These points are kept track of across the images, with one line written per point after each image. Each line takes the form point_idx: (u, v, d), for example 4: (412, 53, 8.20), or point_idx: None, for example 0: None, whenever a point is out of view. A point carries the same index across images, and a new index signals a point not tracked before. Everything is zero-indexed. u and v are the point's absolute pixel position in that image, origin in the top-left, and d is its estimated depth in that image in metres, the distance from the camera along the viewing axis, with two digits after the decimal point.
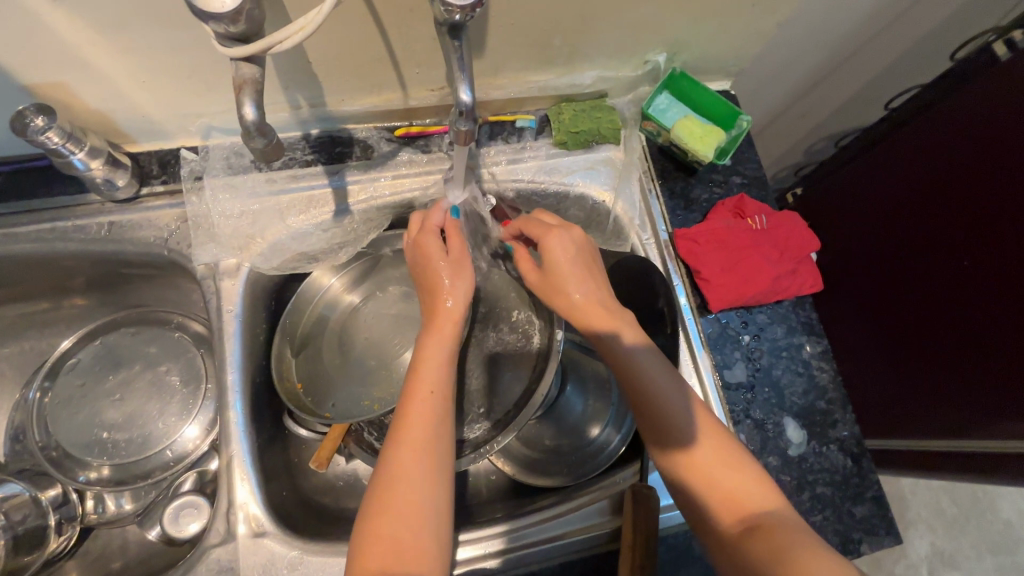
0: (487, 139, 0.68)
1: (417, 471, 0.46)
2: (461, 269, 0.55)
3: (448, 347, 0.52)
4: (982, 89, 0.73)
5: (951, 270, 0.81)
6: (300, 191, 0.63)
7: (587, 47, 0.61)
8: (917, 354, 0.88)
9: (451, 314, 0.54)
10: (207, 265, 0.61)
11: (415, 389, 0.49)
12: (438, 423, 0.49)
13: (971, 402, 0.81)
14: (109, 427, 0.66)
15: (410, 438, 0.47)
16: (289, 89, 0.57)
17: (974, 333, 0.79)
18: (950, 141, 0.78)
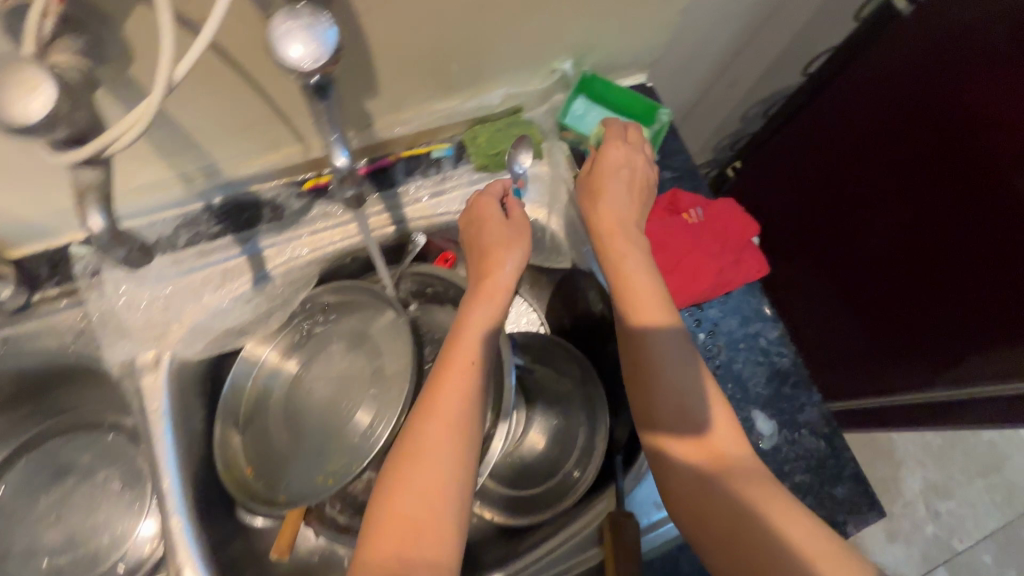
0: (405, 175, 0.64)
1: (441, 443, 0.44)
2: (517, 238, 0.55)
3: (492, 315, 0.51)
4: (891, 41, 0.75)
5: (898, 218, 0.80)
6: (211, 266, 0.59)
7: (488, 67, 0.58)
8: (880, 308, 0.87)
9: (497, 280, 0.52)
10: (123, 363, 0.56)
11: (454, 353, 0.48)
12: (474, 396, 0.46)
13: (942, 345, 0.80)
14: (52, 551, 0.61)
15: (441, 405, 0.45)
16: (174, 164, 0.52)
17: (930, 276, 0.78)
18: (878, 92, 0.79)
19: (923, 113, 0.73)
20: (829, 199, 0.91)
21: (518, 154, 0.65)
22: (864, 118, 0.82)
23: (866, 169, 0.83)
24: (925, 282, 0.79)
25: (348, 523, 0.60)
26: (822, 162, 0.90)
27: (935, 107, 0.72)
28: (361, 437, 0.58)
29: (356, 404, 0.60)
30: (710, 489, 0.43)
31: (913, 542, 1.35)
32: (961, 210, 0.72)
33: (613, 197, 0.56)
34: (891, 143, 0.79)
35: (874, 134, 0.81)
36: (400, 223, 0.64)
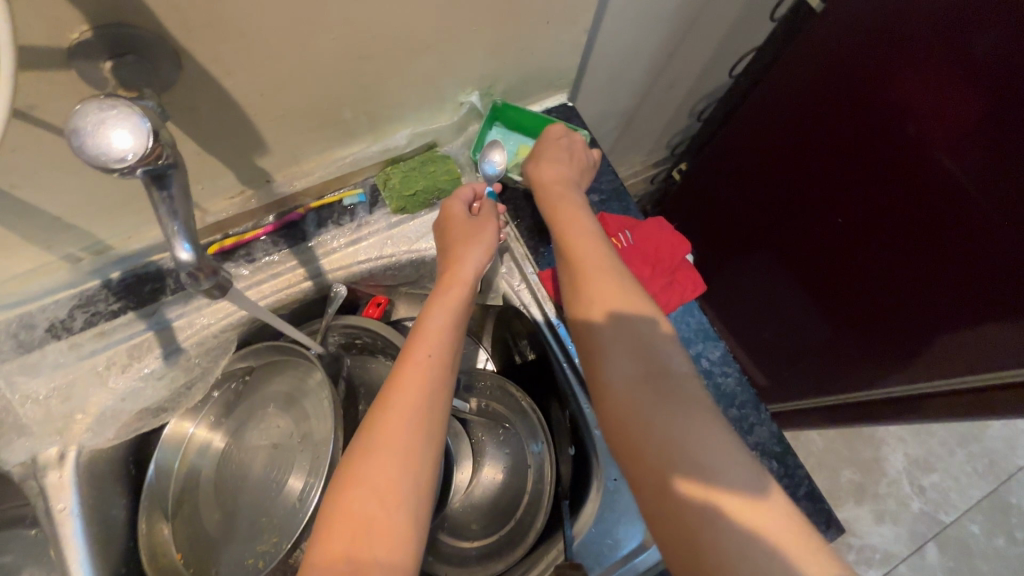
0: (316, 227, 0.60)
1: (400, 434, 0.42)
2: (479, 236, 0.56)
3: (453, 313, 0.51)
4: (811, 37, 0.74)
5: (843, 209, 0.79)
6: (115, 346, 0.55)
7: (387, 109, 0.55)
8: (837, 300, 0.85)
9: (457, 280, 0.53)
10: (24, 463, 0.52)
11: (414, 349, 0.47)
12: (434, 389, 0.46)
13: (900, 332, 0.78)
14: None
15: (397, 399, 0.44)
16: (52, 247, 0.49)
17: (881, 264, 0.76)
18: (808, 84, 0.78)
19: (855, 99, 0.72)
20: (776, 196, 0.89)
21: (493, 152, 0.63)
22: (798, 112, 0.81)
23: (807, 162, 0.82)
24: (877, 270, 0.77)
25: None
26: (766, 159, 0.89)
27: (866, 94, 0.71)
28: (292, 508, 0.55)
29: (287, 470, 0.58)
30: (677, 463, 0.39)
31: (901, 521, 1.35)
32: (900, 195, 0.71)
33: (571, 191, 0.57)
34: (827, 134, 0.78)
35: (810, 127, 0.80)
36: (318, 276, 0.61)
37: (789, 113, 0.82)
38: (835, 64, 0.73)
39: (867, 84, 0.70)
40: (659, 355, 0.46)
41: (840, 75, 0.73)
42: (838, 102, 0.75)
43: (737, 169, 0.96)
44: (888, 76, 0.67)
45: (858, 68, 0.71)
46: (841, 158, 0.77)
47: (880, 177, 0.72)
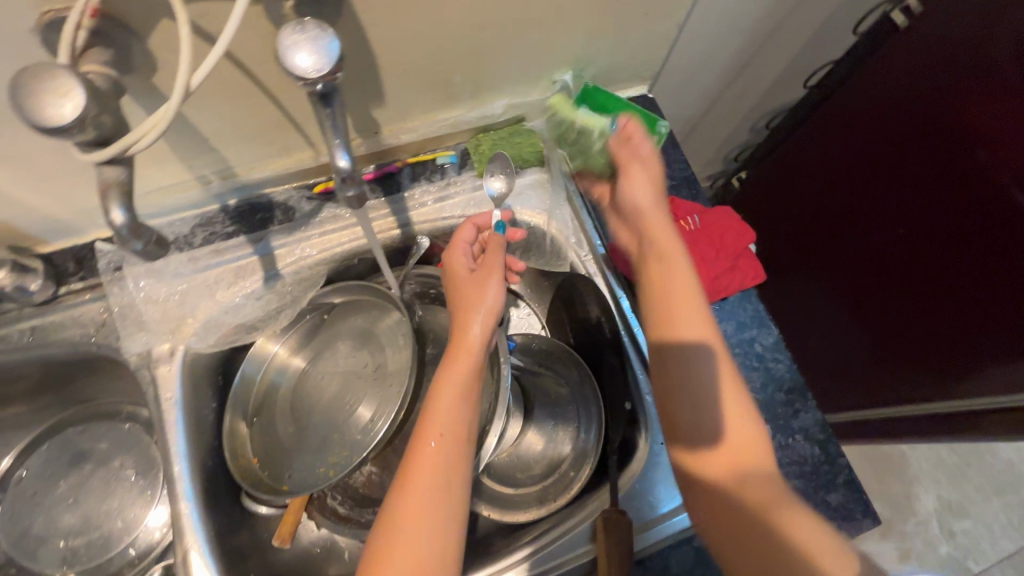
0: (410, 180, 0.66)
1: (419, 523, 0.43)
2: (492, 293, 0.53)
3: (466, 383, 0.49)
4: (896, 51, 0.74)
5: (899, 241, 0.81)
6: (225, 265, 0.62)
7: (490, 79, 0.60)
8: (882, 325, 0.87)
9: (469, 347, 0.51)
10: (140, 354, 0.59)
11: (427, 424, 0.47)
12: (449, 472, 0.46)
13: (929, 371, 0.82)
14: (66, 535, 0.64)
15: (414, 483, 0.45)
16: (193, 166, 0.56)
17: (924, 305, 0.80)
18: (886, 114, 0.79)
19: (928, 145, 0.74)
20: (835, 215, 0.91)
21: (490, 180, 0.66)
22: (872, 139, 0.82)
23: (875, 182, 0.83)
24: (919, 310, 0.81)
25: (348, 514, 0.61)
26: (830, 178, 0.91)
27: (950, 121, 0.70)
28: (362, 429, 0.61)
29: (359, 397, 0.63)
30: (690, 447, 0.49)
31: (927, 562, 1.32)
32: (956, 246, 0.73)
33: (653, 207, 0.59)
34: (896, 168, 0.79)
35: (880, 155, 0.81)
36: (406, 226, 0.66)
37: (862, 139, 0.83)
38: (916, 103, 0.74)
39: (945, 135, 0.71)
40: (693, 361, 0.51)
41: (919, 118, 0.74)
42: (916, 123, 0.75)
43: (800, 176, 0.97)
44: (971, 131, 0.68)
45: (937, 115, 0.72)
46: (905, 198, 0.78)
47: (939, 226, 0.75)
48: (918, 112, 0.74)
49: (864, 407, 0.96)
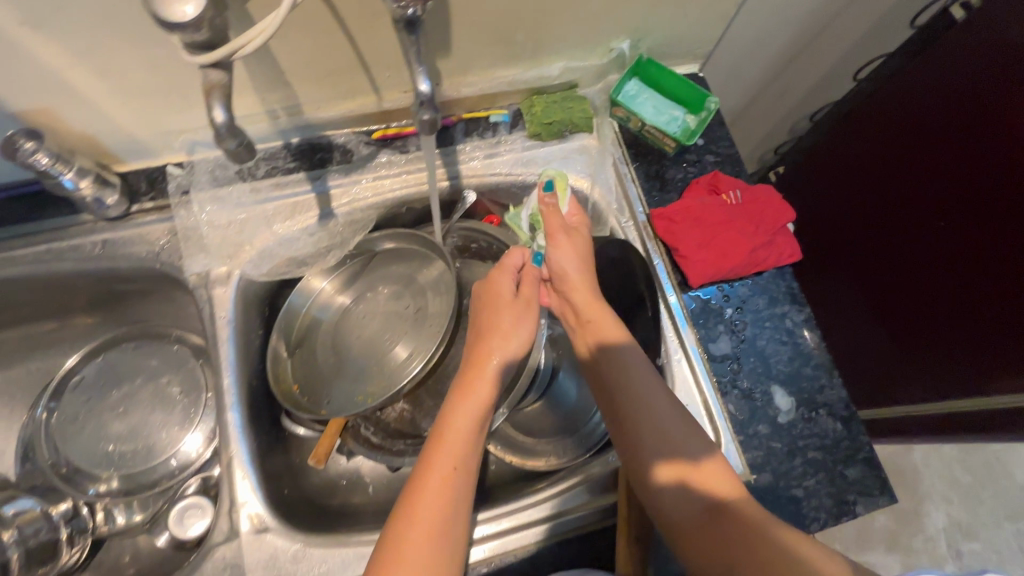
0: (463, 135, 0.69)
1: (429, 548, 0.45)
2: (518, 327, 0.57)
3: (476, 418, 0.52)
4: (944, 52, 0.72)
5: (930, 243, 0.80)
6: (283, 199, 0.65)
7: (551, 40, 0.63)
8: (904, 328, 0.88)
9: (487, 377, 0.54)
10: (198, 275, 0.63)
11: (443, 447, 0.50)
12: (457, 500, 0.48)
13: (949, 378, 0.82)
14: (115, 439, 0.68)
15: (427, 503, 0.47)
16: (265, 100, 0.59)
17: (953, 311, 0.79)
18: (930, 116, 0.76)
19: (975, 154, 0.72)
20: (868, 213, 0.90)
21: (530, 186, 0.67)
22: (913, 138, 0.79)
23: (908, 187, 0.82)
24: (942, 324, 0.81)
25: (380, 443, 0.64)
26: (866, 175, 0.89)
27: (993, 128, 0.69)
28: (399, 365, 0.64)
29: (397, 337, 0.66)
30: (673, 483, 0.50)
31: None
32: (985, 262, 0.74)
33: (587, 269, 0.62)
34: (934, 172, 0.77)
35: (918, 156, 0.79)
36: (455, 179, 0.69)
37: (903, 137, 0.81)
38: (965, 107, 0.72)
39: (993, 146, 0.69)
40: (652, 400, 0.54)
41: (968, 123, 0.72)
42: (958, 127, 0.73)
43: (832, 172, 0.96)
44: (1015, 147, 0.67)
45: (984, 125, 0.70)
46: (943, 206, 0.77)
47: (979, 239, 0.74)
48: (967, 116, 0.72)
49: (879, 406, 0.97)
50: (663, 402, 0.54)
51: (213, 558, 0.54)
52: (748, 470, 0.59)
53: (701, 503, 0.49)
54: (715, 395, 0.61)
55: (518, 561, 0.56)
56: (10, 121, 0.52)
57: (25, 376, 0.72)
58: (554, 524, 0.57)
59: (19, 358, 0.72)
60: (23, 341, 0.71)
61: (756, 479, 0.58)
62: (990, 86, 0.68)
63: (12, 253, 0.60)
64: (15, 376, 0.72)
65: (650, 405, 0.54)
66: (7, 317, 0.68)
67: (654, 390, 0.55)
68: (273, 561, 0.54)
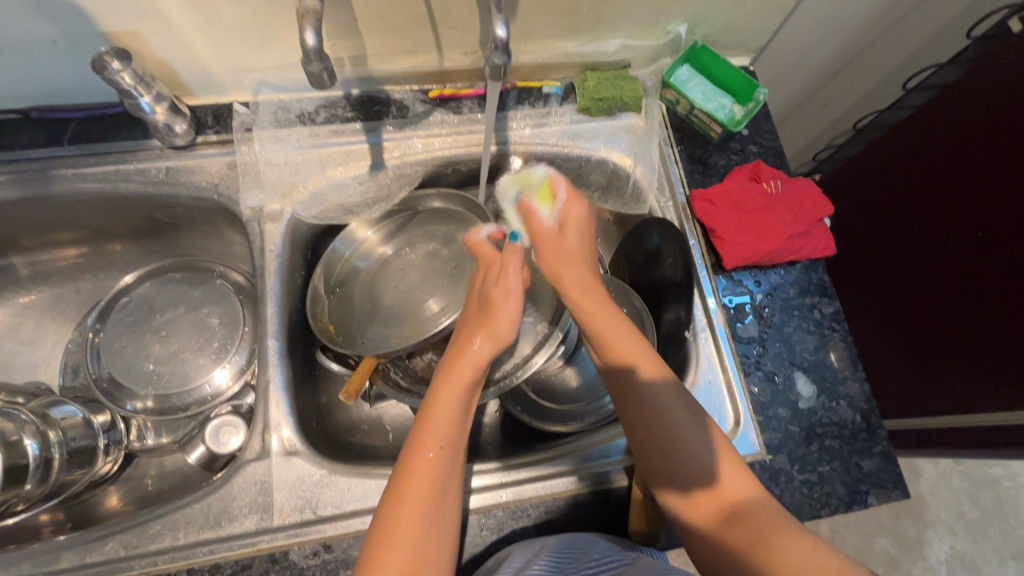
0: (515, 103, 0.71)
1: (416, 531, 0.43)
2: (501, 309, 0.54)
3: (460, 396, 0.50)
4: (999, 64, 0.73)
5: (974, 257, 0.79)
6: (340, 146, 0.68)
7: (612, 17, 0.65)
8: (923, 336, 0.90)
9: (469, 358, 0.52)
10: (253, 209, 0.66)
11: (424, 431, 0.47)
12: (446, 480, 0.46)
13: (966, 388, 0.84)
14: (155, 360, 0.71)
15: (412, 489, 0.44)
16: (335, 47, 0.62)
17: (992, 325, 0.78)
18: (989, 131, 0.75)
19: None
20: (909, 224, 0.90)
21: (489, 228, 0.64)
22: (966, 151, 0.79)
23: (944, 197, 0.83)
24: (963, 334, 0.83)
25: (408, 387, 0.66)
26: (913, 186, 0.88)
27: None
28: (432, 317, 0.66)
29: (432, 291, 0.69)
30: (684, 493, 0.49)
31: None
32: (1005, 273, 0.75)
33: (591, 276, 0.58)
34: (984, 185, 0.77)
35: (971, 168, 0.78)
36: (503, 145, 0.71)
37: (955, 151, 0.80)
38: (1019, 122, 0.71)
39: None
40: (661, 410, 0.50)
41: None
42: (1000, 141, 0.74)
43: (872, 180, 0.96)
44: None
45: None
46: (979, 216, 0.78)
47: (1007, 251, 0.74)
48: (1020, 132, 0.71)
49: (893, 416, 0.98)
50: (682, 413, 0.50)
51: (243, 474, 0.56)
52: (765, 450, 0.60)
53: (712, 518, 0.47)
54: (739, 375, 0.63)
55: (534, 509, 0.58)
56: (101, 41, 0.55)
57: (76, 294, 0.76)
58: (572, 478, 0.59)
59: (71, 276, 0.76)
60: (80, 260, 0.75)
61: (773, 459, 0.59)
62: None
63: (81, 170, 0.64)
64: (65, 292, 0.76)
65: (657, 426, 0.50)
66: (69, 234, 0.71)
67: (675, 407, 0.51)
68: (299, 483, 0.56)
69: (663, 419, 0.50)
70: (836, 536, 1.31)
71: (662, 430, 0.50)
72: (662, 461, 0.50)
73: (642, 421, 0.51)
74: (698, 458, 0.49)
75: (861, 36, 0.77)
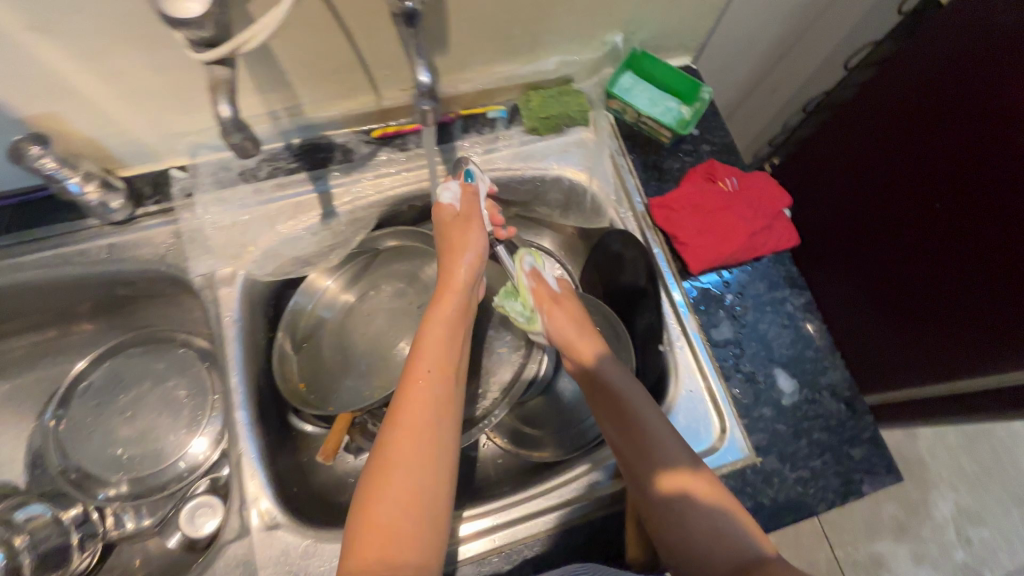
0: (461, 132, 0.70)
1: (413, 453, 0.46)
2: (476, 244, 0.62)
3: (444, 328, 0.56)
4: (950, 32, 0.73)
5: (925, 220, 0.80)
6: (287, 199, 0.66)
7: (546, 35, 0.64)
8: (888, 310, 0.89)
9: (455, 289, 0.59)
10: (204, 276, 0.63)
11: (417, 363, 0.52)
12: (438, 404, 0.49)
13: (935, 360, 0.84)
14: (124, 444, 0.68)
15: (407, 410, 0.48)
16: (267, 100, 0.60)
17: (955, 289, 0.78)
18: (941, 98, 0.75)
19: (968, 127, 0.72)
20: (869, 199, 0.90)
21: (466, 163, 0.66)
22: (917, 119, 0.79)
23: (903, 168, 0.83)
24: (928, 305, 0.83)
25: None
26: (863, 166, 0.90)
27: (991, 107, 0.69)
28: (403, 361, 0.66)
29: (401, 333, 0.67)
30: (660, 453, 0.53)
31: (940, 567, 1.26)
32: (968, 237, 0.75)
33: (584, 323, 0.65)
34: (942, 154, 0.76)
35: (925, 139, 0.78)
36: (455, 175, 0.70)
37: (909, 123, 0.81)
38: (978, 89, 0.71)
39: (980, 114, 0.71)
40: (625, 388, 0.57)
41: (963, 98, 0.72)
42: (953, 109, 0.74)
43: (830, 158, 0.97)
44: (1010, 123, 0.67)
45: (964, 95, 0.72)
46: (937, 184, 0.77)
47: (973, 217, 0.74)
48: (975, 99, 0.71)
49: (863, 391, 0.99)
50: (635, 392, 0.57)
51: (224, 556, 0.54)
52: (755, 452, 0.59)
53: (699, 505, 0.50)
54: (719, 380, 0.62)
55: (534, 547, 0.56)
56: (16, 127, 0.53)
57: (32, 384, 0.73)
58: (569, 508, 0.58)
59: (25, 366, 0.72)
60: (32, 348, 0.72)
61: (763, 462, 0.59)
62: (995, 69, 0.68)
63: (17, 260, 0.61)
64: (21, 384, 0.72)
65: (622, 390, 0.57)
66: (15, 324, 0.68)
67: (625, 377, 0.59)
68: (284, 557, 0.54)
69: (622, 394, 0.57)
70: (843, 510, 1.31)
71: (618, 391, 0.57)
72: (626, 402, 0.56)
73: (614, 398, 0.57)
74: (656, 424, 0.55)
75: (798, 21, 0.77)
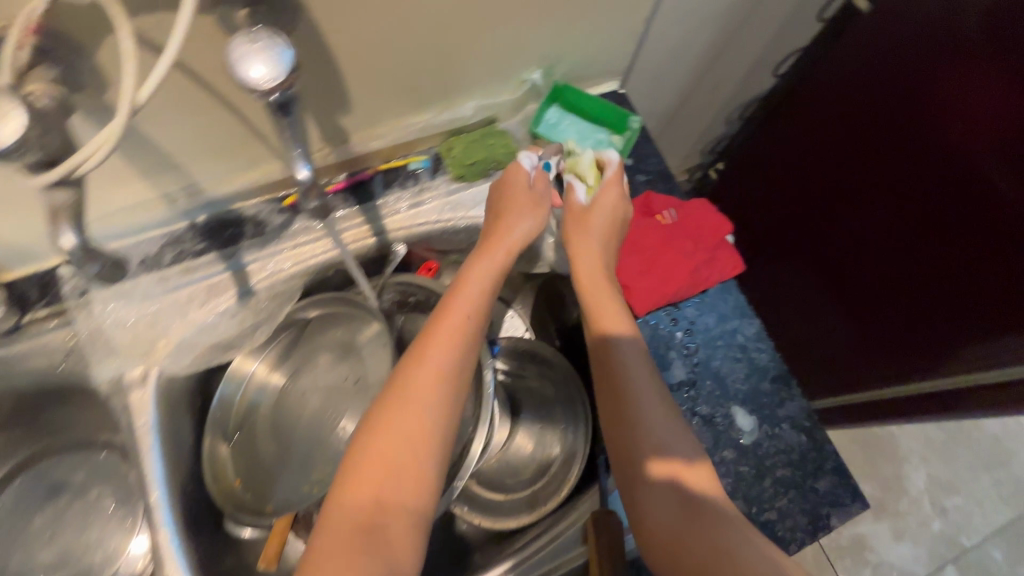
0: (384, 188, 0.65)
1: (426, 399, 0.43)
2: (534, 201, 0.58)
3: (488, 279, 0.52)
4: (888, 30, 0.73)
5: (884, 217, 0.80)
6: (196, 283, 0.60)
7: (458, 82, 0.60)
8: (853, 312, 0.89)
9: (503, 244, 0.54)
10: (111, 380, 0.58)
11: (451, 304, 0.49)
12: (463, 353, 0.47)
13: (902, 359, 0.83)
14: (45, 569, 0.62)
15: (431, 353, 0.46)
16: (156, 184, 0.54)
17: (916, 286, 0.77)
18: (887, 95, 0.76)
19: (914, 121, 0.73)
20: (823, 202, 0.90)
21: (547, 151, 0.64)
22: (866, 119, 0.80)
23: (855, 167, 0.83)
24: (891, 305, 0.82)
25: None
26: (828, 144, 0.87)
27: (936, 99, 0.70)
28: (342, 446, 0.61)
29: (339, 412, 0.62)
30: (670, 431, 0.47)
31: (920, 541, 1.28)
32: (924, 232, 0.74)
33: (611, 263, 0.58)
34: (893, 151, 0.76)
35: (874, 137, 0.79)
36: (381, 234, 0.65)
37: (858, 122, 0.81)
38: (919, 85, 0.71)
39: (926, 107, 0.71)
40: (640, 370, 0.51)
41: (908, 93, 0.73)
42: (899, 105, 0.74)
43: (782, 163, 0.97)
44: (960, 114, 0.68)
45: (924, 77, 0.70)
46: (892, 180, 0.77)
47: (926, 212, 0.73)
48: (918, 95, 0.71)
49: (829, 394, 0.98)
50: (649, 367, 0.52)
51: None
52: None
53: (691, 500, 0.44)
54: None
55: None
56: None
57: None
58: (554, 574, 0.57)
59: None
60: None
61: None
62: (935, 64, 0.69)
63: None
64: None
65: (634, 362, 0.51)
66: None
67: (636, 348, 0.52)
68: None
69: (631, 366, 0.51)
70: None
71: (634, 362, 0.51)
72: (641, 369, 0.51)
73: (623, 367, 0.51)
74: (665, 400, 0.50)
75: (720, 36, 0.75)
